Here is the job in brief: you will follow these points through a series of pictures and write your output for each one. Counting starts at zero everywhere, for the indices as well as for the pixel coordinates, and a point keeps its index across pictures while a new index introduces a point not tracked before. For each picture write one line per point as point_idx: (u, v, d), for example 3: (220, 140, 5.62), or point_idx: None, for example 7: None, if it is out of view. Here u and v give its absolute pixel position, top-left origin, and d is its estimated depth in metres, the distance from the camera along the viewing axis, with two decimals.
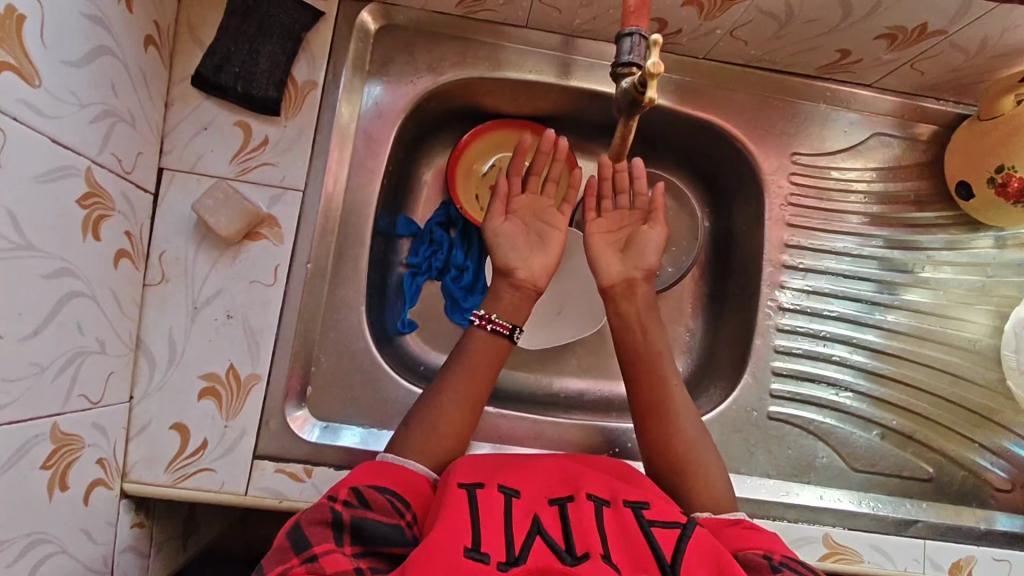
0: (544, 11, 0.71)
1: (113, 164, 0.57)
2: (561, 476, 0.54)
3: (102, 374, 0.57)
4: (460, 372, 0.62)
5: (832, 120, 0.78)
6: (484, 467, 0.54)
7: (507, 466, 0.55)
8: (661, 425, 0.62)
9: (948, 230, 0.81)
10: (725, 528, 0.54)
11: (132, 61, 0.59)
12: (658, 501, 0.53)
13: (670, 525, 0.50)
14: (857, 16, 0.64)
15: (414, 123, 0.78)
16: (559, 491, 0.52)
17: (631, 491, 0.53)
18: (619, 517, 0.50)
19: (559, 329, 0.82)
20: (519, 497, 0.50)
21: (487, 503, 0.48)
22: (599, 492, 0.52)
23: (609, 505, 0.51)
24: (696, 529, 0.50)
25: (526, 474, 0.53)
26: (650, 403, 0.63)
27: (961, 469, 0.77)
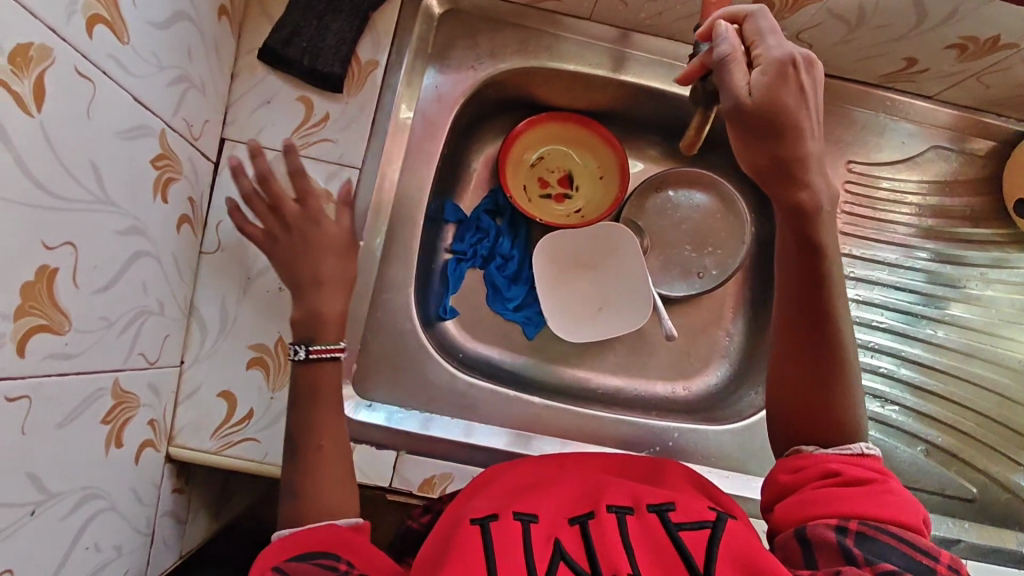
0: (609, 4, 0.71)
1: (183, 129, 0.58)
2: (578, 495, 0.54)
3: (159, 336, 0.58)
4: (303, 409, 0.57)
5: (890, 130, 0.77)
6: (497, 499, 0.54)
7: (519, 497, 0.54)
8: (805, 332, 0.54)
9: (1001, 248, 0.79)
10: (816, 480, 0.49)
11: (207, 29, 0.60)
12: (685, 502, 0.52)
13: (698, 526, 0.49)
14: (930, 24, 0.64)
15: (469, 110, 0.78)
16: (578, 510, 0.51)
17: (657, 494, 0.53)
18: (644, 524, 0.49)
19: (600, 324, 0.81)
20: (536, 522, 0.50)
21: (502, 536, 0.48)
22: (621, 501, 0.52)
23: (632, 513, 0.50)
24: (726, 525, 0.49)
25: (542, 499, 0.53)
26: (801, 316, 0.54)
27: (1006, 492, 0.76)
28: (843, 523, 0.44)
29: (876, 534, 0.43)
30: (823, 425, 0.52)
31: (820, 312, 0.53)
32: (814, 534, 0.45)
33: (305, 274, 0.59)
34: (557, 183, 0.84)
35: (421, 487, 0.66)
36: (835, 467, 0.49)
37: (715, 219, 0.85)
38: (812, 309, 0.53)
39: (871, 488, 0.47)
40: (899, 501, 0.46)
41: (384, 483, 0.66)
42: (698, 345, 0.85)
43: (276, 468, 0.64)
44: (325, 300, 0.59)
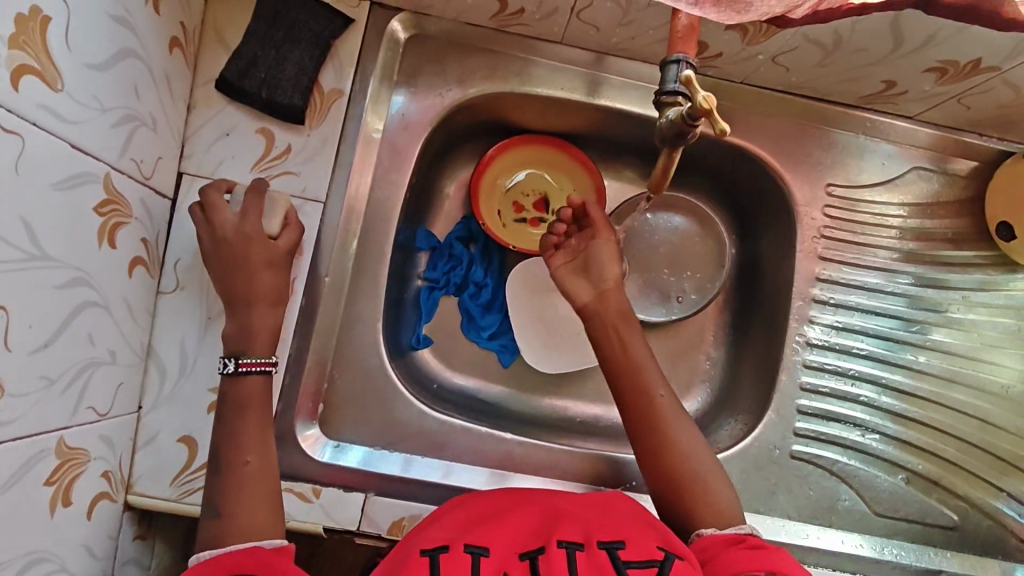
0: (578, 29, 0.68)
1: (132, 170, 0.56)
2: (533, 527, 0.52)
3: (111, 385, 0.56)
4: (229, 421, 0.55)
5: (871, 151, 0.76)
6: (454, 528, 0.52)
7: (475, 526, 0.52)
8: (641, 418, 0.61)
9: (983, 271, 0.78)
10: (727, 547, 0.52)
11: (156, 64, 0.57)
12: (635, 538, 0.51)
13: (647, 564, 0.47)
14: (907, 49, 0.62)
15: (439, 136, 0.76)
16: (529, 545, 0.50)
17: (610, 532, 0.51)
18: (593, 560, 0.47)
19: (580, 348, 0.80)
20: (487, 555, 0.48)
21: (452, 565, 0.46)
22: (572, 537, 0.50)
23: (582, 549, 0.48)
24: (675, 565, 0.48)
25: (498, 530, 0.52)
26: (642, 427, 0.60)
27: (987, 519, 0.75)
28: None
29: None
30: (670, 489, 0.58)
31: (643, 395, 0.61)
32: None
33: (250, 289, 0.58)
34: (533, 208, 0.82)
35: (390, 529, 0.65)
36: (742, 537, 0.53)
37: (695, 243, 0.83)
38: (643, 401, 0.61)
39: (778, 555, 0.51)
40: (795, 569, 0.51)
41: (352, 526, 0.65)
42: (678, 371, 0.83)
43: None
44: (257, 319, 0.59)
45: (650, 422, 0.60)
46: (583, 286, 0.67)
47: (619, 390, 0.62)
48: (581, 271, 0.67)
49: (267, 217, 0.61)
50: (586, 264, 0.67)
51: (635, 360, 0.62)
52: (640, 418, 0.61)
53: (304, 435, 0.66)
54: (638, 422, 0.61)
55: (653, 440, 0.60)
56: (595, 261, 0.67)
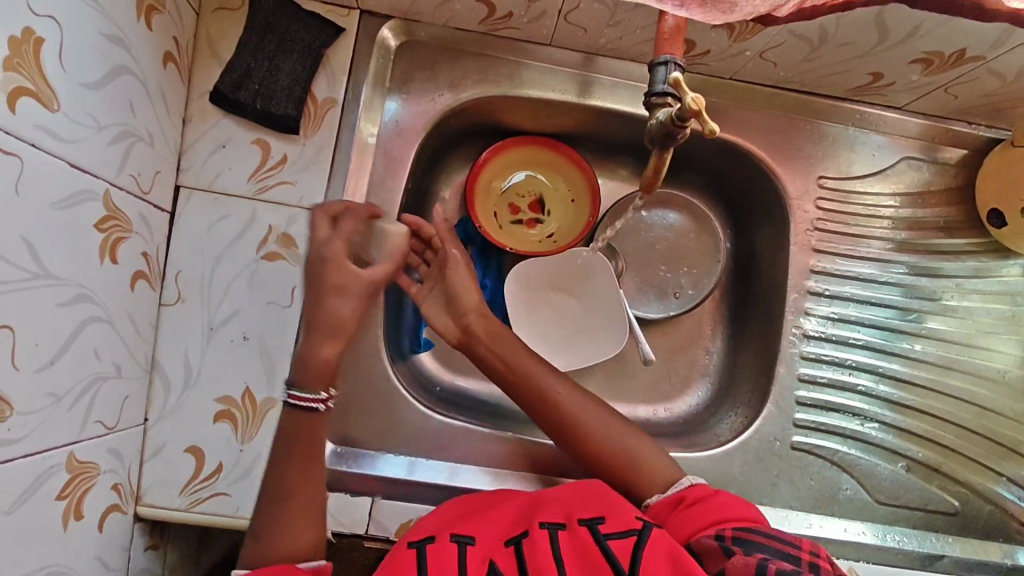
0: (567, 31, 0.69)
1: (131, 185, 0.56)
2: (517, 515, 0.55)
3: (118, 398, 0.57)
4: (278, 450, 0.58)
5: (861, 143, 0.77)
6: (438, 522, 0.54)
7: (459, 518, 0.55)
8: (552, 418, 0.66)
9: (976, 258, 0.79)
10: (677, 508, 0.58)
11: (151, 79, 0.58)
12: (617, 511, 0.53)
13: (626, 534, 0.49)
14: (893, 41, 0.62)
15: (434, 141, 0.76)
16: (513, 531, 0.52)
17: (592, 510, 0.53)
18: (575, 537, 0.50)
19: (574, 351, 0.80)
20: (473, 543, 0.50)
21: (437, 557, 0.48)
22: (554, 519, 0.52)
23: (563, 529, 0.51)
24: (652, 531, 0.50)
25: (485, 520, 0.54)
26: (554, 425, 0.66)
27: (988, 503, 0.76)
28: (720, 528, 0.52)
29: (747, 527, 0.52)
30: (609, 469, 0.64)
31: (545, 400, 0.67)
32: (700, 543, 0.52)
33: (321, 320, 0.60)
34: (528, 209, 0.83)
35: (397, 531, 0.66)
36: (683, 495, 0.58)
37: (690, 239, 0.83)
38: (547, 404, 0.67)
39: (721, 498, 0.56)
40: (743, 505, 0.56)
41: (361, 530, 0.66)
42: (678, 365, 0.83)
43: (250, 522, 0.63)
44: None
45: (557, 419, 0.66)
46: (446, 318, 0.72)
47: (522, 400, 0.68)
48: (439, 301, 0.72)
49: (376, 251, 0.64)
50: (443, 296, 0.72)
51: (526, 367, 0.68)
52: (554, 421, 0.66)
53: None
54: (552, 424, 0.67)
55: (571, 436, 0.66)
56: (453, 293, 0.71)
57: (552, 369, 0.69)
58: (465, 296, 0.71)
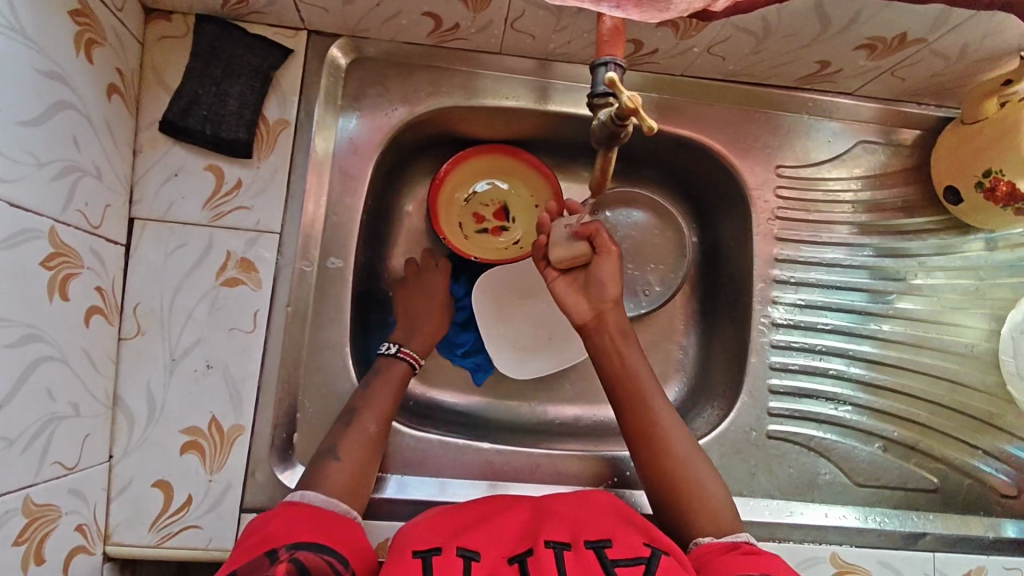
0: (515, 38, 0.69)
1: (79, 221, 0.56)
2: (520, 532, 0.52)
3: (77, 438, 0.56)
4: (388, 387, 0.66)
5: (815, 130, 0.78)
6: (440, 530, 0.52)
7: (463, 531, 0.52)
8: (643, 428, 0.62)
9: (938, 235, 0.80)
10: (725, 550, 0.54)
11: (95, 113, 0.57)
12: (621, 536, 0.52)
13: (634, 562, 0.48)
14: (835, 30, 0.63)
15: (391, 155, 0.76)
16: (517, 548, 0.50)
17: (595, 533, 0.52)
18: (582, 558, 0.48)
19: (541, 356, 0.80)
20: (478, 559, 0.48)
21: (445, 566, 0.46)
22: (559, 537, 0.50)
23: (569, 549, 0.49)
24: (661, 560, 0.49)
25: (486, 536, 0.52)
26: (644, 437, 0.62)
27: (967, 478, 0.77)
28: None
29: None
30: (675, 506, 0.60)
31: (639, 412, 0.63)
32: None
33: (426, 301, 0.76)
34: (493, 217, 0.82)
35: (375, 552, 0.64)
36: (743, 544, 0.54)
37: (654, 235, 0.84)
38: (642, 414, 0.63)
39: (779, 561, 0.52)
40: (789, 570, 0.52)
41: None
42: (654, 362, 0.83)
43: (222, 553, 0.62)
44: None
45: (648, 431, 0.62)
46: (582, 300, 0.66)
47: (616, 401, 0.65)
48: (581, 280, 0.66)
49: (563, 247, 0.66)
50: (585, 274, 0.66)
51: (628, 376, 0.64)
52: (640, 428, 0.63)
53: (282, 467, 0.65)
54: (638, 429, 0.63)
55: (654, 450, 0.62)
56: (593, 278, 0.65)
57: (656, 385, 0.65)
58: (604, 283, 0.65)
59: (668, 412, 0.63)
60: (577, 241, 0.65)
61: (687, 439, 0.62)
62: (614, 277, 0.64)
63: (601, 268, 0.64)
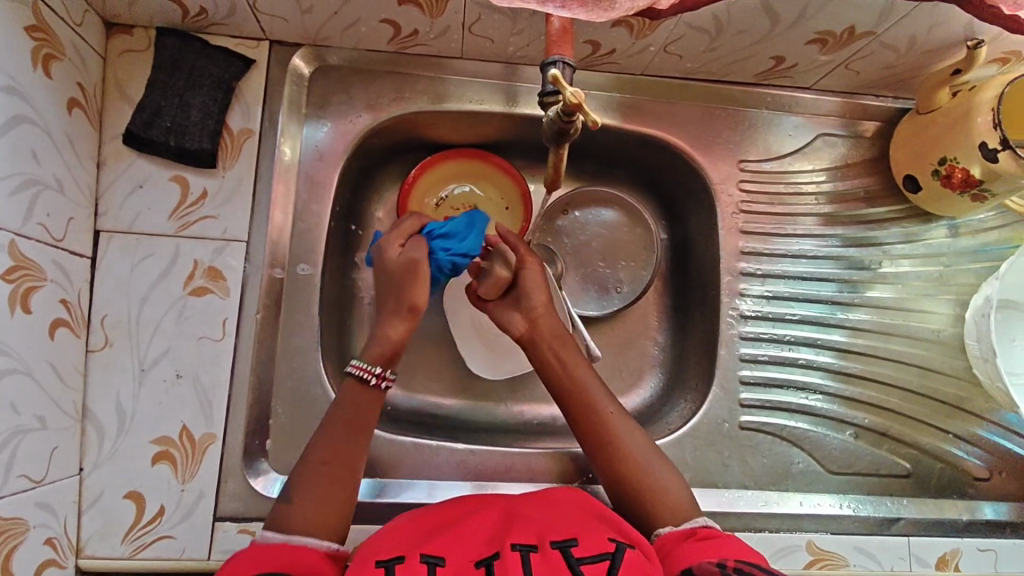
0: (475, 42, 0.70)
1: (41, 234, 0.56)
2: (484, 533, 0.51)
3: (44, 450, 0.56)
4: (339, 424, 0.58)
5: (777, 124, 0.79)
6: (399, 540, 0.51)
7: (425, 538, 0.51)
8: (591, 431, 0.63)
9: (902, 224, 0.81)
10: (684, 540, 0.54)
11: (56, 126, 0.58)
12: (587, 532, 0.51)
13: (600, 558, 0.48)
14: (785, 25, 0.64)
15: (358, 161, 0.77)
16: (483, 552, 0.48)
17: (563, 530, 0.51)
18: (549, 560, 0.47)
19: (505, 356, 0.81)
20: (443, 564, 0.47)
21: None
22: (525, 539, 0.49)
23: (535, 551, 0.48)
24: (626, 554, 0.49)
25: (450, 537, 0.51)
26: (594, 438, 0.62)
27: (939, 462, 0.78)
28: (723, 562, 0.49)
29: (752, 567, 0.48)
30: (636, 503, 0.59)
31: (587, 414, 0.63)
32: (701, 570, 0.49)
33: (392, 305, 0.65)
34: None
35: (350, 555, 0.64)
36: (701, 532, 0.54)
37: (623, 233, 0.85)
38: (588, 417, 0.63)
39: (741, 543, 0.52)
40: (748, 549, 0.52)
41: None
42: (628, 359, 0.84)
43: (196, 562, 0.62)
44: None
45: (597, 433, 0.62)
46: (514, 316, 0.69)
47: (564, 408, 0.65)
48: (512, 299, 0.70)
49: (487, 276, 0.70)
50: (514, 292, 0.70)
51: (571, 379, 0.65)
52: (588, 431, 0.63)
53: (255, 474, 0.65)
54: (587, 432, 0.63)
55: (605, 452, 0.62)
56: (521, 291, 0.69)
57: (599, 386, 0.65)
58: (530, 290, 0.68)
59: (613, 412, 0.64)
60: (495, 269, 0.69)
61: (637, 434, 0.63)
62: (540, 282, 0.69)
63: (529, 277, 0.69)
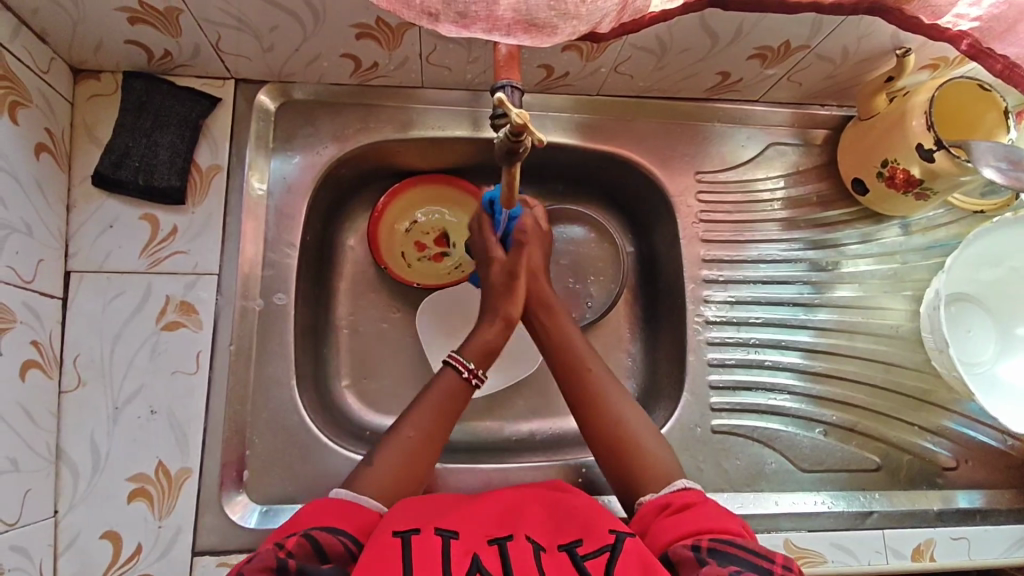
0: (435, 71, 0.72)
1: (10, 276, 0.57)
2: (498, 516, 0.54)
3: (17, 493, 0.56)
4: (431, 406, 0.65)
5: (730, 135, 0.83)
6: (421, 512, 0.53)
7: (443, 513, 0.54)
8: (575, 382, 0.68)
9: (856, 225, 0.84)
10: (663, 512, 0.57)
11: (23, 172, 0.59)
12: (590, 527, 0.53)
13: (601, 552, 0.49)
14: (723, 44, 0.68)
15: (328, 191, 0.78)
16: (496, 532, 0.51)
17: (570, 531, 0.53)
18: (554, 559, 0.49)
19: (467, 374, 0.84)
20: (457, 538, 0.49)
21: (425, 545, 0.48)
22: (536, 536, 0.52)
23: (544, 550, 0.50)
24: (625, 543, 0.50)
25: (466, 516, 0.53)
26: (579, 391, 0.67)
27: (908, 454, 0.80)
28: (697, 542, 0.51)
29: (725, 543, 0.51)
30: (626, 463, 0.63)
31: (575, 365, 0.69)
32: (676, 552, 0.51)
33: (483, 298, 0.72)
34: (434, 244, 0.84)
35: None
36: (670, 500, 0.58)
37: (592, 248, 0.87)
38: (574, 372, 0.69)
39: (721, 513, 0.55)
40: (722, 514, 0.55)
41: None
42: None
43: None
44: None
45: (583, 387, 0.67)
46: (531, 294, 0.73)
47: (553, 365, 0.71)
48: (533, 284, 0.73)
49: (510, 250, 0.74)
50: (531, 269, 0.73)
51: (565, 343, 0.71)
52: (572, 381, 0.68)
53: (233, 505, 0.65)
54: (572, 388, 0.68)
55: (589, 404, 0.66)
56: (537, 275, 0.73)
57: (581, 342, 0.71)
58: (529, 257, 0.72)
59: (595, 363, 0.69)
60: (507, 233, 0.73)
61: (617, 389, 0.68)
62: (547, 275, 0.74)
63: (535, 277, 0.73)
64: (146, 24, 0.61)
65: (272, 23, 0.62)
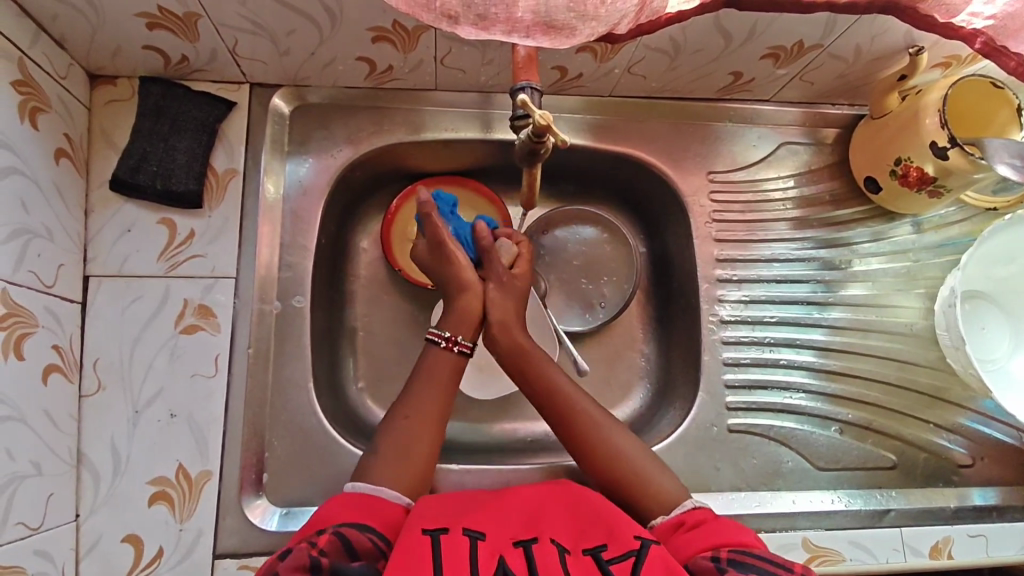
0: (448, 73, 0.73)
1: (32, 281, 0.57)
2: (523, 517, 0.54)
3: (41, 497, 0.56)
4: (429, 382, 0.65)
5: (741, 135, 0.83)
6: (446, 510, 0.53)
7: (471, 511, 0.54)
8: (561, 417, 0.66)
9: (869, 224, 0.84)
10: (679, 531, 0.57)
11: (45, 178, 0.60)
12: (614, 530, 0.53)
13: (626, 557, 0.49)
14: (737, 43, 0.68)
15: (342, 194, 0.78)
16: (521, 534, 0.51)
17: (594, 534, 0.53)
18: (580, 563, 0.49)
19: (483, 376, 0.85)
20: (484, 539, 0.49)
21: (452, 545, 0.48)
22: (562, 540, 0.52)
23: (570, 553, 0.50)
24: (650, 550, 0.50)
25: (491, 517, 0.53)
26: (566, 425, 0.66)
27: (924, 453, 0.79)
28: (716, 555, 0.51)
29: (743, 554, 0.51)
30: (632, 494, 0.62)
31: (554, 398, 0.67)
32: (697, 567, 0.51)
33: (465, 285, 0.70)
34: None
35: None
36: (684, 518, 0.58)
37: (605, 248, 0.87)
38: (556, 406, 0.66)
39: (734, 529, 0.55)
40: (734, 529, 0.55)
41: None
42: (617, 371, 0.86)
43: None
44: None
45: (570, 420, 0.66)
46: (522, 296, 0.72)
47: (534, 400, 0.68)
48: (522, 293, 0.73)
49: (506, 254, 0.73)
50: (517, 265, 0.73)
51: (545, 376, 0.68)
52: (557, 415, 0.66)
53: (253, 508, 0.65)
54: (561, 420, 0.66)
55: (578, 439, 0.65)
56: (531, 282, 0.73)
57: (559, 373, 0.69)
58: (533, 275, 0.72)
59: (572, 393, 0.67)
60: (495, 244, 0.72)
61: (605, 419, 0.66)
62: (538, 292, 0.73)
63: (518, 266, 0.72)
64: (164, 29, 0.61)
65: (288, 28, 0.62)
